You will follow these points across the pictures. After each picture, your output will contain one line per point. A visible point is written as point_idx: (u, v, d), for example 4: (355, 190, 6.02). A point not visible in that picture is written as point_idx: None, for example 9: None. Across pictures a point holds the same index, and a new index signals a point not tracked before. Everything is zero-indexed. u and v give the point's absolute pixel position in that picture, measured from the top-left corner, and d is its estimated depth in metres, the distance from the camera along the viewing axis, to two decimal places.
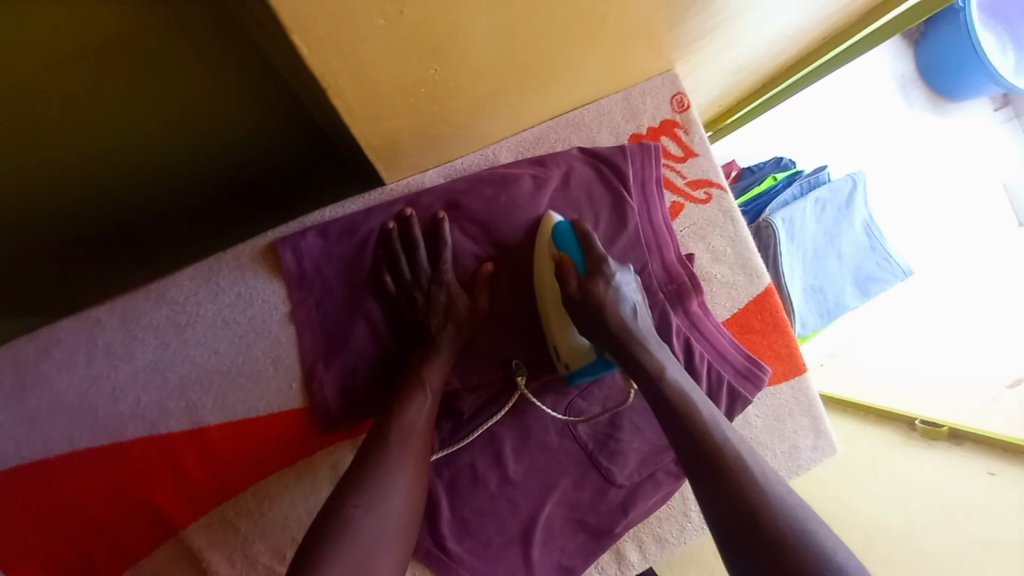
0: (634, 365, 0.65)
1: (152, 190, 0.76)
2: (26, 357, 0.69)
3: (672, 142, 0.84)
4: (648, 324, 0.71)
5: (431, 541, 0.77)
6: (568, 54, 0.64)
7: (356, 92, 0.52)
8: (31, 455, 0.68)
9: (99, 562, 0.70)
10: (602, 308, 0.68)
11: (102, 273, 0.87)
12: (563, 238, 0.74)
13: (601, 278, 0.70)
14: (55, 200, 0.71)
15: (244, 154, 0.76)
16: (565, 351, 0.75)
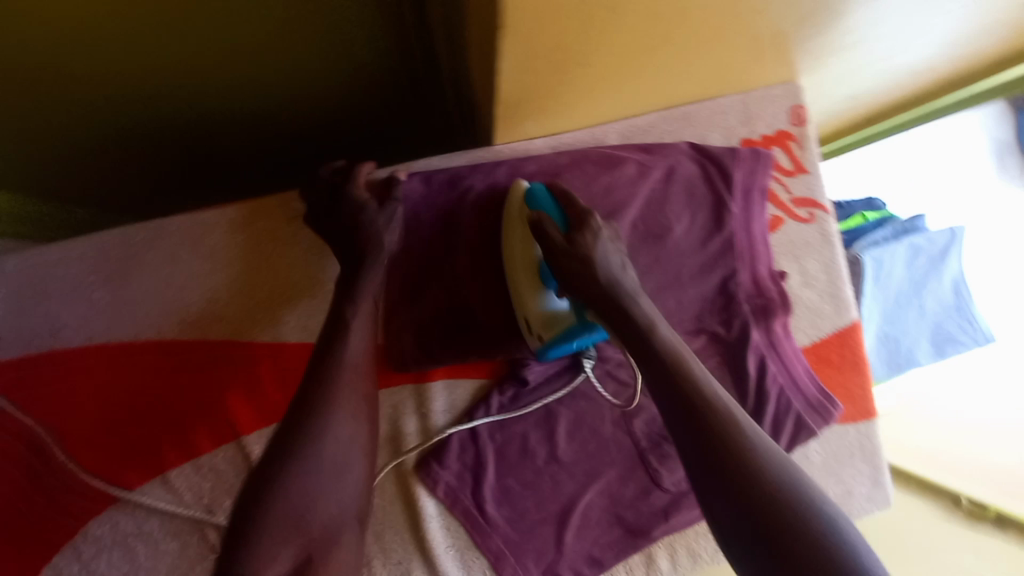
0: (620, 332, 0.58)
1: (283, 98, 0.80)
2: (133, 243, 0.71)
3: (783, 154, 0.82)
4: (634, 282, 0.63)
5: (470, 501, 0.77)
6: (715, 37, 0.63)
7: (519, 36, 0.52)
8: (123, 336, 0.71)
9: (162, 451, 0.72)
10: (586, 266, 0.61)
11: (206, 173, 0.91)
12: (539, 201, 0.68)
13: (584, 231, 0.63)
14: (191, 93, 0.75)
15: (369, 70, 0.78)
16: (538, 319, 0.70)
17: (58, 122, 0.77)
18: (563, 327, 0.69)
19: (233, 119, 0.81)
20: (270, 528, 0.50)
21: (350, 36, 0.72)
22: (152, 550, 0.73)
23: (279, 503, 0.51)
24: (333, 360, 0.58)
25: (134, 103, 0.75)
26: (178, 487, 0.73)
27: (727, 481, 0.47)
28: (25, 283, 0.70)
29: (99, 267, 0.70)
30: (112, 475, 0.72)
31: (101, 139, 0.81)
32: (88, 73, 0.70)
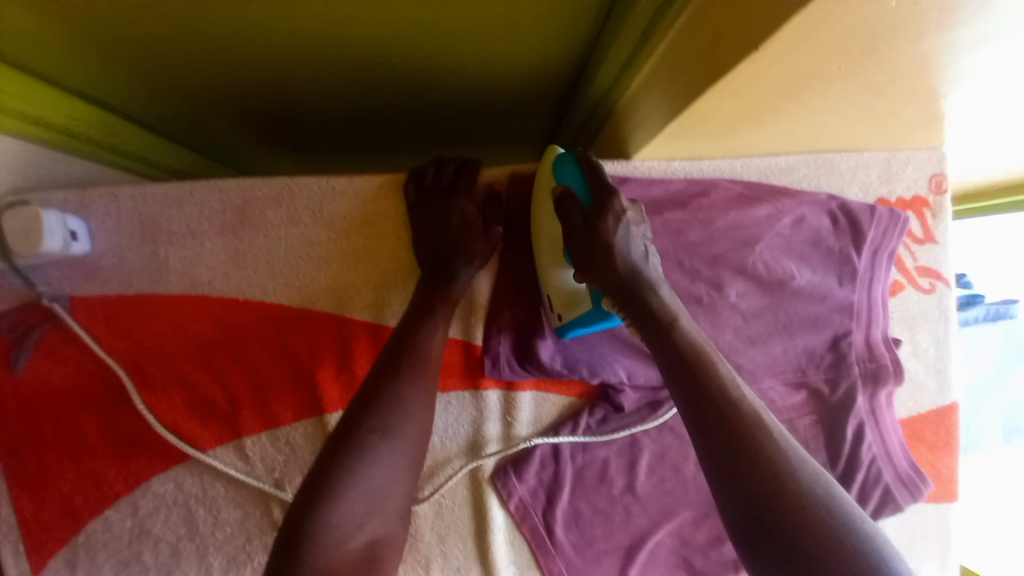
0: (645, 325, 0.58)
1: (415, 74, 0.77)
2: (254, 199, 0.69)
3: (916, 221, 0.79)
4: (658, 268, 0.62)
5: (540, 519, 0.75)
6: (915, 91, 0.59)
7: (753, 71, 0.47)
8: (227, 290, 0.69)
9: (243, 416, 0.70)
10: (607, 249, 0.60)
11: (320, 123, 0.91)
12: (566, 173, 0.64)
13: (610, 214, 0.60)
14: (337, 60, 0.72)
15: (519, 66, 0.75)
16: (557, 296, 0.68)
17: (195, 70, 0.73)
18: (581, 309, 0.67)
19: (356, 86, 0.79)
20: (337, 507, 0.54)
21: (517, 36, 0.68)
22: (211, 517, 0.71)
23: (347, 486, 0.55)
24: (412, 348, 0.63)
25: (277, 64, 0.72)
26: (251, 457, 0.70)
27: (751, 476, 0.48)
28: (138, 220, 0.68)
29: (218, 218, 0.69)
30: (186, 433, 0.70)
31: (221, 87, 0.78)
32: (231, 35, 0.65)
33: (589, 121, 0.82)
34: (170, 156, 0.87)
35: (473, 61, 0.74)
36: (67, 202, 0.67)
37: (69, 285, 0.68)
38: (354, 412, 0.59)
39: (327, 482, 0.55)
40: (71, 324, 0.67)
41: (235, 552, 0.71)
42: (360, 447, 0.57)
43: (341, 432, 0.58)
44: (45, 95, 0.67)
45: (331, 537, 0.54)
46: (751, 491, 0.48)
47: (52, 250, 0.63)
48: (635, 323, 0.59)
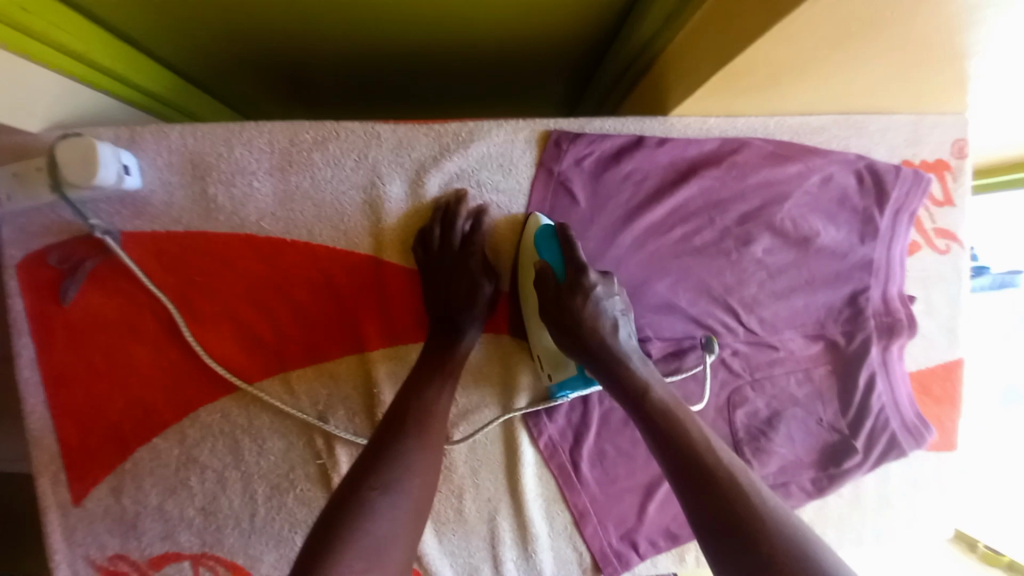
0: (615, 388, 0.64)
1: (450, 28, 0.78)
2: (298, 140, 0.70)
3: (937, 184, 0.82)
4: (626, 335, 0.68)
5: (568, 457, 0.79)
6: (955, 54, 0.61)
7: (811, 15, 0.49)
8: (274, 230, 0.71)
9: (289, 351, 0.73)
10: (578, 327, 0.67)
11: (345, 78, 0.92)
12: (544, 247, 0.71)
13: (579, 292, 0.67)
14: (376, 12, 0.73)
15: (552, 23, 0.77)
16: (545, 356, 0.75)
17: (236, 24, 0.74)
18: (568, 371, 0.73)
19: (395, 37, 0.79)
20: (388, 493, 0.57)
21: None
22: (256, 446, 0.74)
23: (397, 474, 0.59)
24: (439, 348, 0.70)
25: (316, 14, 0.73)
26: (296, 391, 0.73)
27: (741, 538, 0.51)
28: (187, 156, 0.69)
29: (264, 158, 0.70)
30: (234, 365, 0.73)
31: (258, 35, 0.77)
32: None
33: (625, 74, 0.83)
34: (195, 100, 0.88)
35: (514, 15, 0.74)
36: (116, 138, 0.68)
37: (119, 219, 0.69)
38: (400, 409, 0.64)
39: (382, 468, 0.58)
40: (121, 256, 0.69)
41: (279, 480, 0.75)
42: (410, 437, 0.62)
43: (389, 423, 0.63)
44: (85, 33, 0.67)
45: (379, 525, 0.55)
46: (715, 510, 0.53)
47: (107, 183, 0.64)
48: (608, 387, 0.65)
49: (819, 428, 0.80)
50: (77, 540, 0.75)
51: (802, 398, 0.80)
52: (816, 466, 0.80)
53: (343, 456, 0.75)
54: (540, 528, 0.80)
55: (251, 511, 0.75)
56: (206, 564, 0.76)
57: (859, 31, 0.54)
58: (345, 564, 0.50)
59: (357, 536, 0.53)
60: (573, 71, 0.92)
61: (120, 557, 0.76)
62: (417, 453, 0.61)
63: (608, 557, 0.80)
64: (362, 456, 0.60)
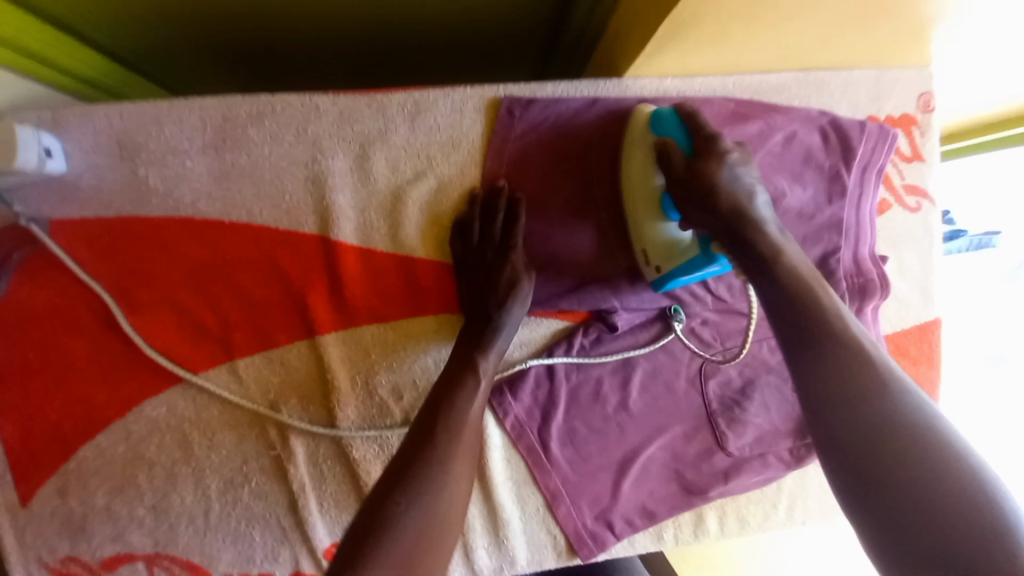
0: (747, 262, 0.56)
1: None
2: (234, 116, 0.67)
3: (903, 139, 0.81)
4: (767, 208, 0.59)
5: (535, 437, 0.76)
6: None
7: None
8: (212, 211, 0.68)
9: (237, 339, 0.70)
10: (711, 190, 0.57)
11: (298, 54, 0.90)
12: (664, 124, 0.63)
13: (713, 157, 0.59)
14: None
15: None
16: (655, 250, 0.67)
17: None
18: (688, 256, 0.64)
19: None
20: (428, 488, 0.54)
21: None
22: (207, 440, 0.71)
23: (436, 465, 0.56)
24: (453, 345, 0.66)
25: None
26: (245, 380, 0.70)
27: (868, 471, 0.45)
28: (114, 138, 0.66)
29: (199, 136, 0.67)
30: (178, 357, 0.69)
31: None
32: None
33: (586, 24, 0.79)
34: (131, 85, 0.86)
35: None
36: (40, 122, 0.65)
37: (47, 207, 0.66)
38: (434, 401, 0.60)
39: (419, 463, 0.55)
40: (50, 244, 0.65)
41: (233, 474, 0.72)
42: (442, 435, 0.58)
43: (422, 418, 0.59)
44: (14, 16, 0.66)
45: (421, 525, 0.52)
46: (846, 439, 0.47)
47: (28, 167, 0.62)
48: (741, 259, 0.57)
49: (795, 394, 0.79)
50: (22, 547, 0.71)
51: (775, 365, 0.79)
52: (793, 435, 0.79)
53: (299, 447, 0.72)
54: (511, 512, 0.77)
55: (205, 508, 0.72)
56: (161, 567, 0.73)
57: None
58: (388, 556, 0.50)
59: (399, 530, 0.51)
60: (531, 40, 0.91)
61: (69, 565, 0.72)
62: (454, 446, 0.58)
63: (583, 539, 0.78)
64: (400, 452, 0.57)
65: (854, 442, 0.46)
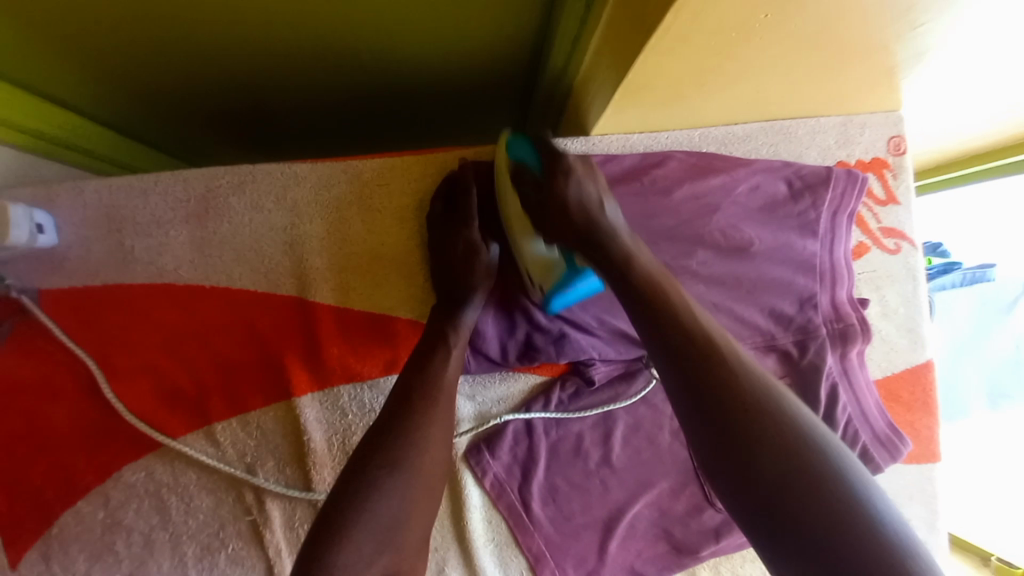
0: (603, 267, 0.57)
1: (375, 76, 0.82)
2: (216, 188, 0.71)
3: (877, 182, 0.81)
4: (616, 216, 0.60)
5: (516, 496, 0.74)
6: (860, 51, 0.60)
7: (691, 19, 0.49)
8: (194, 278, 0.70)
9: (214, 401, 0.70)
10: (562, 204, 0.60)
11: (287, 131, 0.96)
12: (518, 148, 0.66)
13: (559, 172, 0.60)
14: (296, 62, 0.77)
15: (470, 61, 0.79)
16: (535, 265, 0.67)
17: (162, 80, 0.78)
18: (559, 272, 0.65)
19: (324, 62, 0.77)
20: (395, 473, 0.51)
21: (466, 30, 0.72)
22: (184, 505, 0.71)
23: (404, 448, 0.53)
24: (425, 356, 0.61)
25: (241, 70, 0.77)
26: (222, 443, 0.70)
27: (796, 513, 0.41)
28: (105, 211, 0.70)
29: (184, 207, 0.71)
30: (156, 422, 0.70)
31: (183, 66, 0.75)
32: (194, 44, 0.71)
33: (557, 86, 0.81)
34: (120, 149, 0.88)
35: (430, 56, 0.77)
36: (35, 198, 0.70)
37: (37, 277, 0.69)
38: (402, 385, 0.58)
39: (383, 447, 0.52)
40: (42, 315, 0.68)
41: (209, 540, 0.71)
42: (410, 421, 0.55)
43: (388, 404, 0.56)
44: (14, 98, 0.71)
45: (390, 512, 0.49)
46: (756, 477, 0.43)
47: (19, 243, 0.65)
48: (601, 270, 0.57)
49: None
50: None
51: None
52: None
53: (275, 510, 0.71)
54: None
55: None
56: None
57: (746, 35, 0.53)
58: (355, 549, 0.46)
59: (363, 521, 0.48)
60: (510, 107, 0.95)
61: None
62: (422, 429, 0.55)
63: None
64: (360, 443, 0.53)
65: (772, 482, 0.42)
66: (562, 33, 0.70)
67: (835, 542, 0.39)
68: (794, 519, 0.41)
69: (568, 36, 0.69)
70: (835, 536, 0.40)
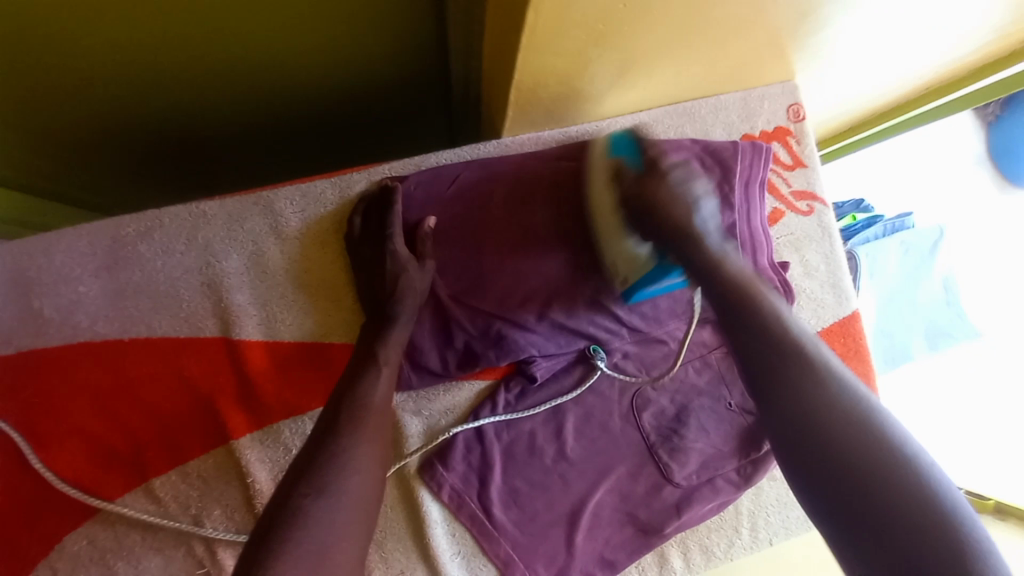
0: (693, 265, 0.61)
1: (290, 106, 0.83)
2: (122, 236, 0.70)
3: (783, 149, 0.85)
4: (711, 214, 0.65)
5: (476, 504, 0.74)
6: (729, 30, 0.64)
7: (554, 18, 0.51)
8: (112, 332, 0.68)
9: (149, 456, 0.68)
10: (657, 204, 0.64)
11: (205, 168, 0.95)
12: (618, 148, 0.70)
13: (659, 175, 0.66)
14: (201, 98, 0.77)
15: (380, 82, 0.81)
16: (624, 261, 0.71)
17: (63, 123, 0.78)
18: (649, 269, 0.70)
19: (226, 91, 0.76)
20: (323, 498, 0.50)
21: (365, 53, 0.74)
22: (131, 568, 0.67)
23: (332, 471, 0.52)
24: (356, 376, 0.60)
25: (148, 108, 0.77)
26: (164, 497, 0.68)
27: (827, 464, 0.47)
28: (11, 274, 0.68)
29: (92, 260, 0.69)
30: (90, 485, 0.67)
31: (78, 103, 0.74)
32: (95, 86, 0.71)
33: (467, 91, 0.82)
34: (11, 205, 0.87)
35: (337, 81, 0.79)
36: None
37: None
38: (332, 409, 0.57)
39: (312, 473, 0.51)
40: None
41: None
42: (337, 439, 0.54)
43: (319, 430, 0.56)
44: None
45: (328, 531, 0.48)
46: (789, 421, 0.50)
47: None
48: (692, 269, 0.61)
49: (730, 412, 0.79)
50: None
51: (705, 386, 0.80)
52: (737, 453, 0.79)
53: (229, 558, 0.69)
54: None
55: None
56: None
57: (614, 26, 0.56)
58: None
59: (290, 549, 0.46)
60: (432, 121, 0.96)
61: None
62: (352, 449, 0.54)
63: None
64: (290, 467, 0.53)
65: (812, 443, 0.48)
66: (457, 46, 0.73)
67: (869, 501, 0.44)
68: (840, 480, 0.46)
69: (463, 46, 0.72)
70: (867, 495, 0.44)
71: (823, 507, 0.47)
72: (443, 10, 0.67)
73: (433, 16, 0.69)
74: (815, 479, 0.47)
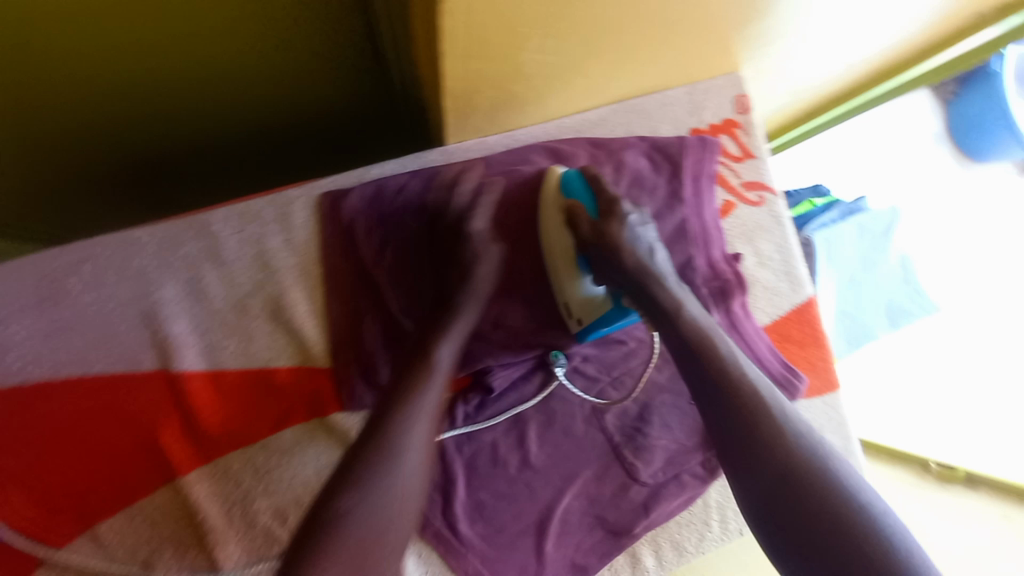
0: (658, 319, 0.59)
1: (226, 126, 0.81)
2: (51, 273, 0.66)
3: (730, 141, 0.84)
4: (664, 262, 0.63)
5: (441, 521, 0.72)
6: (655, 28, 0.64)
7: (467, 24, 0.51)
8: (42, 373, 0.65)
9: (92, 500, 0.65)
10: (614, 251, 0.60)
11: (145, 194, 0.91)
12: (572, 186, 0.68)
13: (614, 218, 0.62)
14: (129, 117, 0.75)
15: (318, 95, 0.79)
16: (580, 308, 0.69)
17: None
18: (605, 314, 0.68)
19: (157, 110, 0.75)
20: (367, 509, 0.48)
21: (297, 67, 0.73)
22: None
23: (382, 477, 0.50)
24: (417, 364, 0.56)
25: (78, 128, 0.75)
26: (109, 541, 0.65)
27: (791, 500, 0.49)
28: None
29: (17, 299, 0.65)
30: (31, 532, 0.63)
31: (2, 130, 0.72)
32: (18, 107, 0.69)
33: (408, 100, 0.81)
34: None
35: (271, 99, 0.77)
36: None
37: None
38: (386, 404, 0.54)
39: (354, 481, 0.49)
40: None
41: None
42: (392, 430, 0.52)
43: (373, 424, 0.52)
44: None
45: (380, 519, 0.49)
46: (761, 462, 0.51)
47: None
48: (651, 316, 0.60)
49: (691, 406, 0.80)
50: None
51: (666, 383, 0.80)
52: (701, 447, 0.79)
53: None
54: None
55: None
56: None
57: (534, 29, 0.56)
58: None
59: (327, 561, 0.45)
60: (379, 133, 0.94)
61: None
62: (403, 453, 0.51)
63: None
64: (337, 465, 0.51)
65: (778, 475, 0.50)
66: (390, 53, 0.72)
67: (822, 535, 0.47)
68: (797, 512, 0.48)
69: (395, 54, 0.71)
70: (822, 528, 0.47)
71: (773, 537, 0.50)
72: (371, 22, 0.68)
73: (361, 15, 0.67)
74: (778, 507, 0.49)
